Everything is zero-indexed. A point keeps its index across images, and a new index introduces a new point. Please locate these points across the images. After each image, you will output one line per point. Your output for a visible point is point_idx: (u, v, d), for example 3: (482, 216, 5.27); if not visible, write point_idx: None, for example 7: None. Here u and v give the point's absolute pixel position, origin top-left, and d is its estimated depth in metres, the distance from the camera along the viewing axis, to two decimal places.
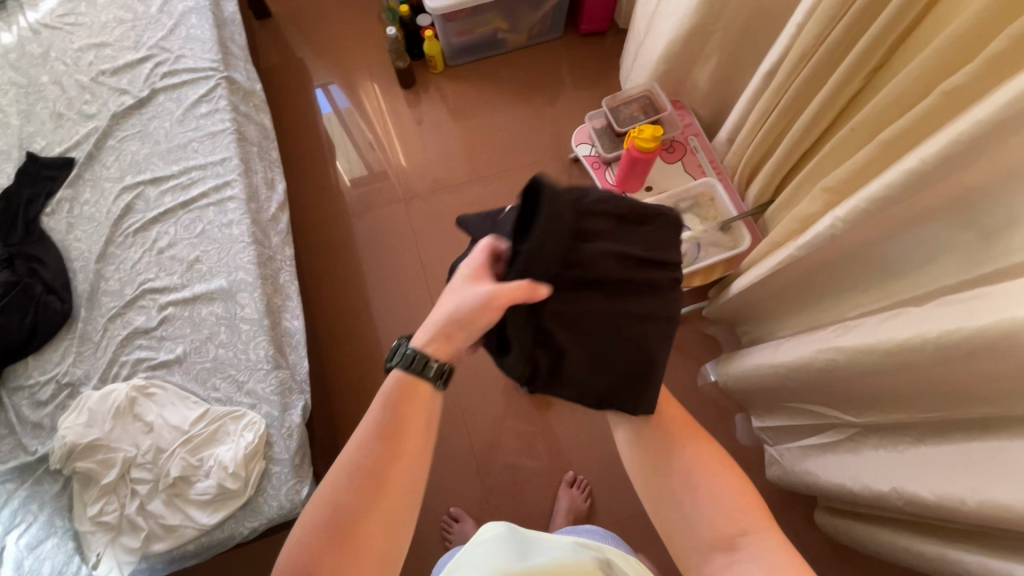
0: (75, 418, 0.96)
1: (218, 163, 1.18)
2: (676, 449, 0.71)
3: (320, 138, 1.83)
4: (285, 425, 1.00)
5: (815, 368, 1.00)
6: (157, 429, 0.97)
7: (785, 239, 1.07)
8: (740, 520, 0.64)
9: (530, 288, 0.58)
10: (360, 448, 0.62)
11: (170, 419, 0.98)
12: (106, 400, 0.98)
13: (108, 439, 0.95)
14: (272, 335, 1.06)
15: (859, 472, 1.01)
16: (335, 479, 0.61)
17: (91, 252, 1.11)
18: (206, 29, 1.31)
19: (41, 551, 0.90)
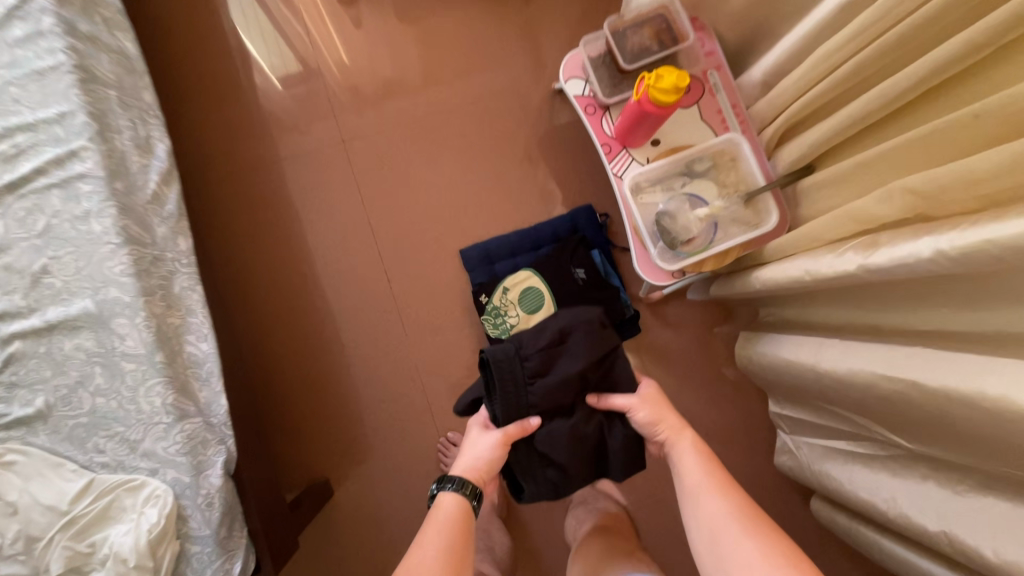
0: None
1: (55, 121, 0.82)
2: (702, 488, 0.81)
3: (223, 52, 1.37)
4: (202, 491, 0.78)
5: (882, 392, 0.83)
6: (25, 513, 0.74)
7: (850, 233, 0.84)
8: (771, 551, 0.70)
9: (521, 427, 0.87)
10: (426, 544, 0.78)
11: (39, 498, 0.74)
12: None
13: None
14: (170, 374, 0.80)
15: (899, 497, 0.90)
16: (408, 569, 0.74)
17: None
18: None
19: None
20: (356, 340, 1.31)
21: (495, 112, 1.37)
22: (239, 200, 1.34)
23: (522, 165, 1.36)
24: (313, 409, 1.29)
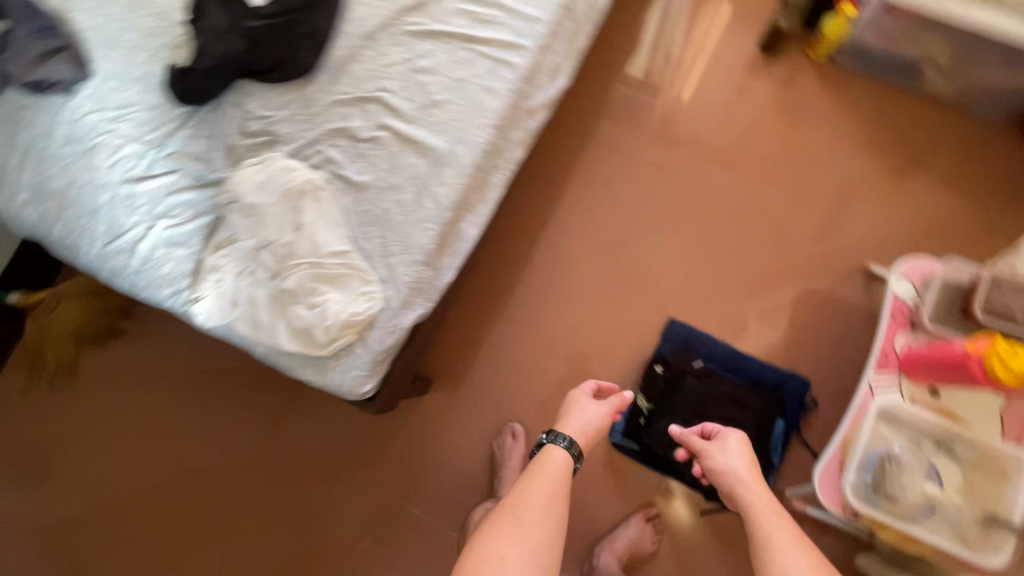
0: (256, 171, 0.97)
1: (524, 19, 1.00)
2: (754, 512, 0.87)
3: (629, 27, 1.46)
4: (393, 321, 0.94)
5: None
6: (301, 236, 0.95)
7: None
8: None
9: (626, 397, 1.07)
10: (534, 504, 0.87)
11: (316, 236, 0.95)
12: (283, 179, 0.96)
13: (264, 211, 0.95)
14: (445, 229, 0.97)
15: None
16: (520, 515, 0.85)
17: (362, 25, 1.02)
18: None
19: (173, 253, 1.00)
20: (532, 309, 1.37)
21: (790, 245, 1.34)
22: (539, 139, 1.43)
23: (772, 302, 1.32)
24: (454, 327, 1.38)
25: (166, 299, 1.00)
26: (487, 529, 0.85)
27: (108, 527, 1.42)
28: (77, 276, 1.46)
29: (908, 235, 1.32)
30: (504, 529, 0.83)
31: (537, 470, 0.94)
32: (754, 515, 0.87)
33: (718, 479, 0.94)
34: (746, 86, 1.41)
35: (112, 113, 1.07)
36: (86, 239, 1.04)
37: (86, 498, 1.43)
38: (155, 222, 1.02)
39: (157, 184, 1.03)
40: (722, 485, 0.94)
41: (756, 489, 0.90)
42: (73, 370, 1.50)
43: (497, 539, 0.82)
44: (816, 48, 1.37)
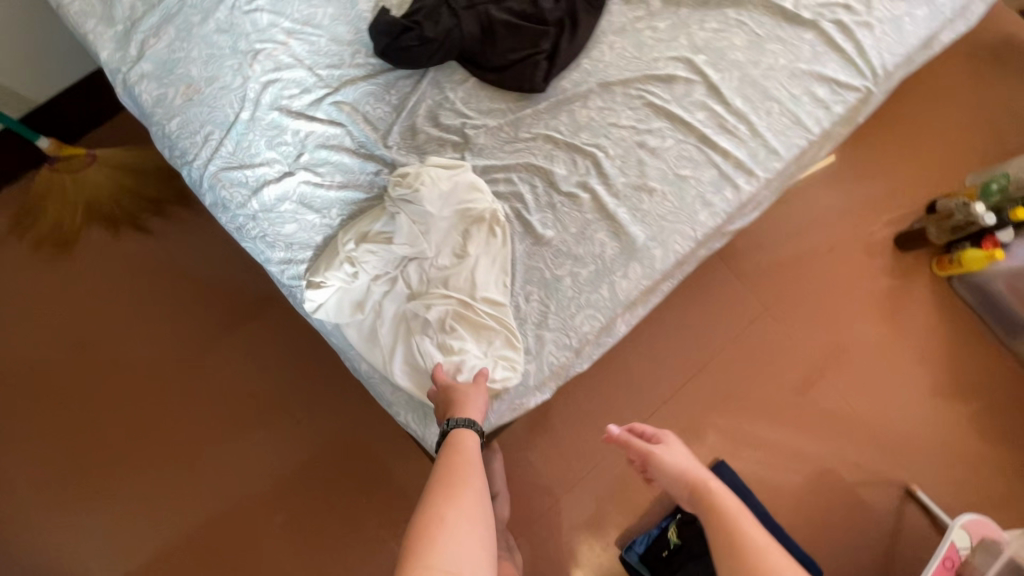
0: (441, 176, 0.84)
1: (766, 145, 0.93)
2: (720, 509, 0.70)
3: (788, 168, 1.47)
4: (519, 399, 0.84)
5: None
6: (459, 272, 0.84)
7: None
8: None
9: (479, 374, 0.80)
10: (479, 498, 0.64)
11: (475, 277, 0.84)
12: (461, 201, 0.84)
13: (433, 224, 0.83)
14: (607, 323, 0.87)
15: None
16: (465, 516, 0.60)
17: (603, 71, 0.93)
18: (916, 35, 1.00)
19: (302, 215, 0.85)
20: (597, 395, 1.32)
21: (848, 436, 1.36)
22: None
23: (812, 482, 1.33)
24: None
25: (273, 264, 0.84)
26: (434, 516, 0.59)
27: (39, 433, 1.20)
28: (127, 149, 1.25)
29: (958, 475, 1.35)
30: (465, 528, 0.59)
31: (462, 458, 0.69)
32: (727, 520, 0.67)
33: (669, 475, 0.80)
34: (863, 271, 1.44)
35: (290, 24, 0.90)
36: (201, 152, 0.85)
37: (29, 389, 1.22)
38: (293, 170, 0.86)
39: (313, 130, 0.87)
40: (687, 488, 0.77)
41: (727, 497, 0.72)
42: (69, 243, 1.28)
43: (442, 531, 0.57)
44: (944, 265, 1.40)
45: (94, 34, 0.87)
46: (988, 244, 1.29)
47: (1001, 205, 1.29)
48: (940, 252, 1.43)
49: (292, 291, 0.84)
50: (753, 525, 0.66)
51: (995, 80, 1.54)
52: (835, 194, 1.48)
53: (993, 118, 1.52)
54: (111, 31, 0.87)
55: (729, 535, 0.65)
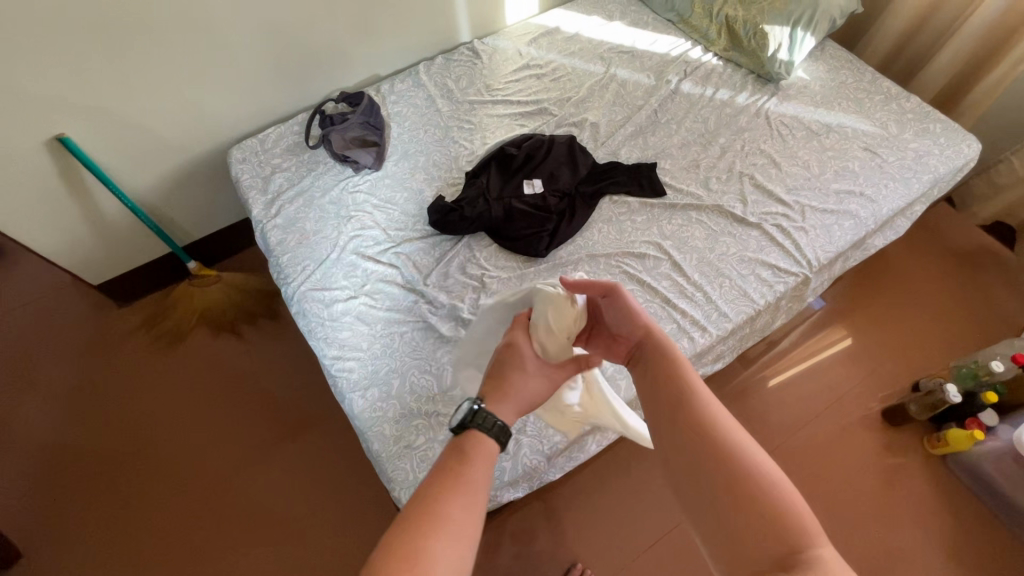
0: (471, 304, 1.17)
1: (718, 309, 1.18)
2: (683, 399, 0.65)
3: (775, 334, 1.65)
4: (494, 492, 1.00)
5: None
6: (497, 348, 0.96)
7: None
8: (787, 537, 0.53)
9: None
10: (468, 510, 0.54)
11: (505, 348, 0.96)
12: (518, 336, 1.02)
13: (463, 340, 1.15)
14: (576, 436, 1.05)
15: None
16: (453, 508, 0.53)
17: (591, 246, 1.26)
18: (845, 238, 1.28)
19: (355, 326, 1.15)
20: None
21: None
22: None
23: None
24: None
25: (326, 358, 1.12)
26: (426, 506, 0.53)
27: (105, 492, 1.42)
28: (244, 274, 1.66)
29: None
30: (449, 536, 0.51)
31: (471, 448, 0.60)
32: (702, 416, 0.62)
33: (625, 323, 0.77)
34: (855, 438, 1.51)
35: (377, 202, 1.32)
36: (298, 277, 1.21)
37: (112, 453, 1.47)
38: (357, 295, 1.19)
39: (377, 269, 1.22)
40: (642, 351, 0.73)
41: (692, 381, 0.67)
42: (179, 339, 1.62)
43: (422, 537, 0.50)
44: (937, 445, 1.45)
45: (251, 198, 1.32)
46: (972, 425, 1.36)
47: (976, 389, 1.40)
48: (931, 431, 1.50)
49: (336, 381, 1.10)
50: (731, 429, 0.61)
51: (967, 280, 1.74)
52: (823, 362, 1.62)
53: (970, 312, 1.69)
54: (263, 198, 1.32)
55: (696, 443, 0.61)
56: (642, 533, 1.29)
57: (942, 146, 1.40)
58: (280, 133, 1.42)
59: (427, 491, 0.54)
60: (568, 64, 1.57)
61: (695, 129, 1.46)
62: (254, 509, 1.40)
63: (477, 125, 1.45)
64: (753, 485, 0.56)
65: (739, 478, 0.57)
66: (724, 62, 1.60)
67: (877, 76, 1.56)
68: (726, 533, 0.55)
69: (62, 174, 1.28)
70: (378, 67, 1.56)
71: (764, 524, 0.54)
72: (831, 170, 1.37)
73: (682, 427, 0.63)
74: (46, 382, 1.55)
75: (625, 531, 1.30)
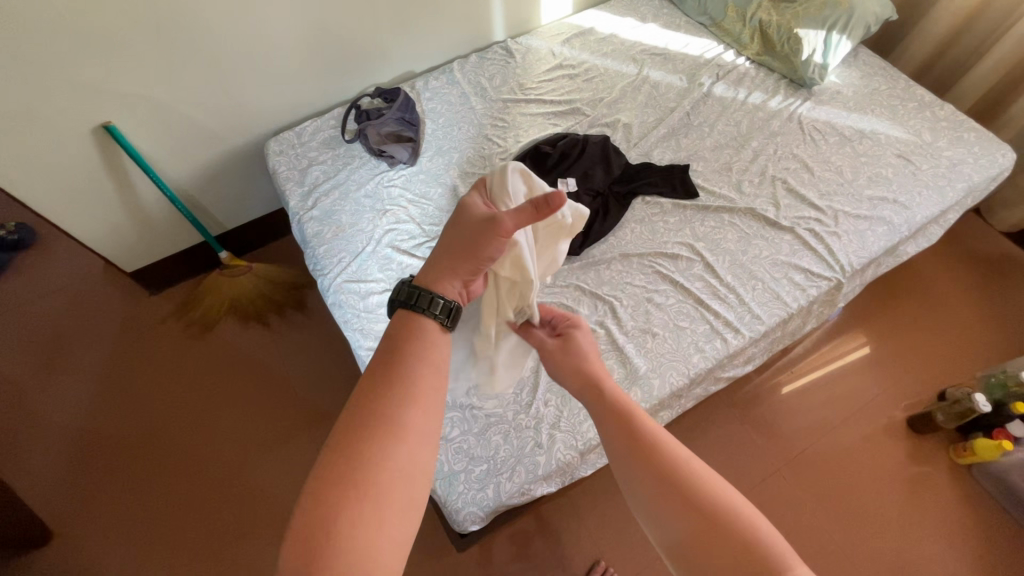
0: None
1: (751, 312, 1.18)
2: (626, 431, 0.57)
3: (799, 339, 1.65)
4: (528, 486, 1.00)
5: None
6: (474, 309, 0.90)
7: None
8: (764, 562, 0.47)
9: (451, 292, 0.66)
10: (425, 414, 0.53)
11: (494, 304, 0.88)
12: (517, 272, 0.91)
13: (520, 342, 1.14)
14: None
15: None
16: (409, 413, 0.51)
17: (624, 246, 1.26)
18: (879, 245, 1.27)
19: (390, 319, 1.16)
20: None
21: None
22: None
23: None
24: None
25: (361, 350, 1.13)
26: (378, 411, 0.51)
27: (134, 475, 1.44)
28: (273, 266, 1.68)
29: None
30: (408, 439, 0.50)
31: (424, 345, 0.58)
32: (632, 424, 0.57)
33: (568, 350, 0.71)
34: (879, 445, 1.50)
35: (412, 197, 1.34)
36: (334, 269, 1.23)
37: (140, 438, 1.48)
38: (392, 288, 1.21)
39: (411, 263, 1.24)
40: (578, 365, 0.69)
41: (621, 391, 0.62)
42: (208, 328, 1.64)
43: (377, 449, 0.48)
44: (963, 455, 1.45)
45: (288, 190, 1.34)
46: (1000, 435, 1.36)
47: (1004, 399, 1.39)
48: (957, 440, 1.49)
49: None
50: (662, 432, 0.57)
51: (995, 290, 1.73)
52: (847, 367, 1.62)
53: (998, 323, 1.68)
54: (299, 190, 1.34)
55: (630, 453, 0.55)
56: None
57: (976, 155, 1.40)
58: (317, 127, 1.45)
59: (371, 402, 0.51)
60: (600, 64, 1.58)
61: (727, 132, 1.46)
62: (280, 497, 1.41)
63: (510, 124, 1.46)
64: (693, 479, 0.52)
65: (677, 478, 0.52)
66: (757, 65, 1.60)
67: (911, 83, 1.56)
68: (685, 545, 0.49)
69: (105, 161, 1.31)
70: (413, 63, 1.58)
71: (714, 523, 0.49)
72: (864, 176, 1.37)
73: (630, 462, 0.55)
74: (79, 366, 1.58)
75: None
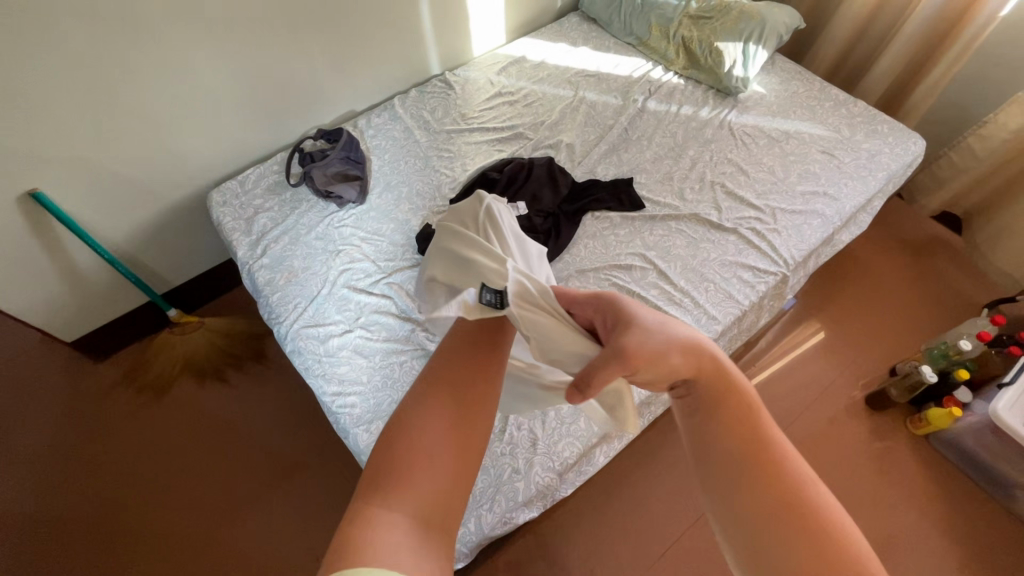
0: None
1: (706, 313, 1.22)
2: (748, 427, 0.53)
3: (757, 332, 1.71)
4: (510, 514, 1.00)
5: None
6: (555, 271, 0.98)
7: None
8: None
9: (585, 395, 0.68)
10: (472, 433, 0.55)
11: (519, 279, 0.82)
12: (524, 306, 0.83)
13: None
14: (585, 451, 1.06)
15: None
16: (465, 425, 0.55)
17: (579, 262, 1.29)
18: (816, 236, 1.35)
19: (354, 361, 1.14)
20: None
21: None
22: None
23: None
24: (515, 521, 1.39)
25: (326, 396, 1.10)
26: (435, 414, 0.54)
27: (90, 560, 1.33)
28: (226, 318, 1.62)
29: None
30: (418, 489, 0.50)
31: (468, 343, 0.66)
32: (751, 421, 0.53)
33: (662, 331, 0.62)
34: (843, 427, 1.56)
35: (364, 234, 1.33)
36: (291, 316, 1.20)
37: (95, 519, 1.38)
38: (352, 329, 1.19)
39: (370, 301, 1.22)
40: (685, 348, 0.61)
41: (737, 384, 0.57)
42: (161, 391, 1.56)
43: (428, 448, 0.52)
44: (920, 426, 1.52)
45: (235, 240, 1.31)
46: (949, 403, 1.43)
47: (948, 368, 1.48)
48: (913, 413, 1.57)
49: (338, 418, 1.08)
50: (780, 441, 0.52)
51: (925, 266, 1.86)
52: (804, 355, 1.68)
53: (932, 297, 1.79)
54: (246, 238, 1.31)
55: (745, 456, 0.51)
56: (656, 540, 1.29)
57: (891, 144, 1.51)
58: (260, 174, 1.42)
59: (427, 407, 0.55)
60: (538, 89, 1.63)
61: (665, 143, 1.53)
62: (253, 559, 1.33)
63: (456, 153, 1.48)
64: (840, 540, 0.46)
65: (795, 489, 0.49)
66: (684, 80, 1.69)
67: (825, 85, 1.67)
68: (777, 556, 0.46)
69: (35, 228, 1.24)
70: (354, 102, 1.59)
71: (821, 554, 0.45)
72: (795, 175, 1.45)
73: (742, 457, 0.51)
74: (21, 449, 1.47)
75: (637, 540, 1.30)
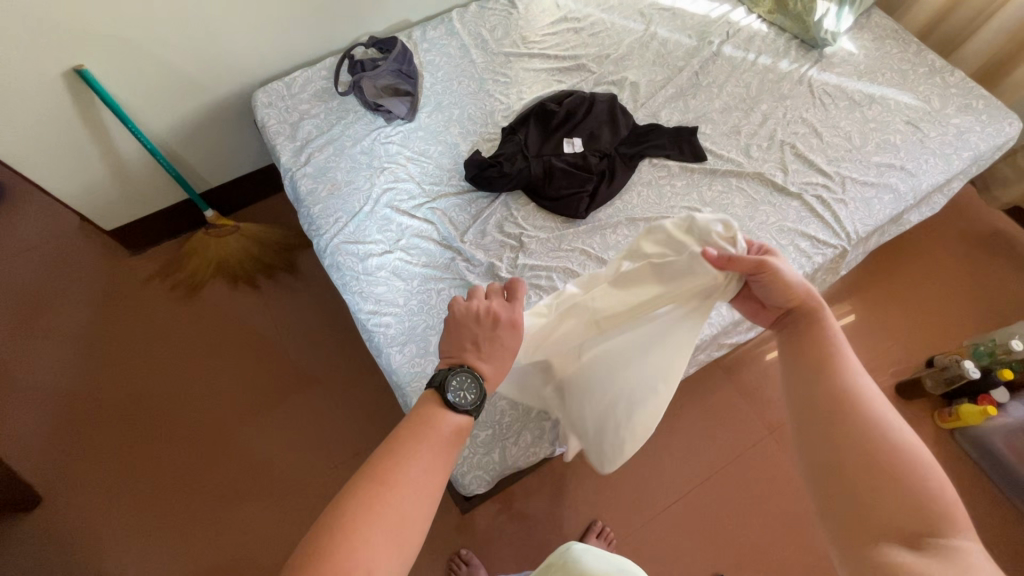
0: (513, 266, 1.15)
1: None
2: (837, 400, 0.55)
3: None
4: (534, 450, 1.01)
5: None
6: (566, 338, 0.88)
7: None
8: (923, 518, 0.48)
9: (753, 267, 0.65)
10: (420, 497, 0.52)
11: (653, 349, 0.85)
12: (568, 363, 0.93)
13: None
14: None
15: None
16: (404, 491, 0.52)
17: (631, 210, 1.23)
18: (885, 212, 1.26)
19: (390, 280, 1.13)
20: None
21: None
22: None
23: None
24: None
25: (361, 313, 1.10)
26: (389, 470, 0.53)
27: (119, 437, 1.40)
28: (261, 225, 1.60)
29: None
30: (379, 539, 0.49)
31: (424, 429, 0.58)
32: (873, 420, 0.52)
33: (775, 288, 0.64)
34: None
35: (411, 154, 1.28)
36: (332, 229, 1.18)
37: (126, 401, 1.44)
38: (392, 250, 1.17)
39: (411, 224, 1.20)
40: (800, 339, 0.61)
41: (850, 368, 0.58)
42: (193, 289, 1.58)
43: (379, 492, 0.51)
44: (948, 419, 1.49)
45: (279, 145, 1.27)
46: (984, 401, 1.40)
47: (991, 365, 1.43)
48: (942, 406, 1.53)
49: (372, 336, 1.08)
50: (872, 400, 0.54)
51: (983, 260, 1.77)
52: None
53: (983, 292, 1.71)
54: (291, 144, 1.27)
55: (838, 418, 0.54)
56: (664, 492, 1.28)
57: (983, 123, 1.38)
58: (307, 77, 1.36)
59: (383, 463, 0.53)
60: (606, 18, 1.51)
61: (736, 93, 1.42)
62: (274, 458, 1.39)
63: (512, 79, 1.40)
64: (909, 471, 0.50)
65: (884, 476, 0.50)
66: (767, 26, 1.55)
67: (923, 47, 1.52)
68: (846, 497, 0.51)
69: (77, 107, 1.21)
70: (409, 11, 1.49)
71: (895, 497, 0.49)
72: (874, 144, 1.35)
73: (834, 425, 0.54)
74: (59, 327, 1.51)
75: (645, 489, 1.32)
